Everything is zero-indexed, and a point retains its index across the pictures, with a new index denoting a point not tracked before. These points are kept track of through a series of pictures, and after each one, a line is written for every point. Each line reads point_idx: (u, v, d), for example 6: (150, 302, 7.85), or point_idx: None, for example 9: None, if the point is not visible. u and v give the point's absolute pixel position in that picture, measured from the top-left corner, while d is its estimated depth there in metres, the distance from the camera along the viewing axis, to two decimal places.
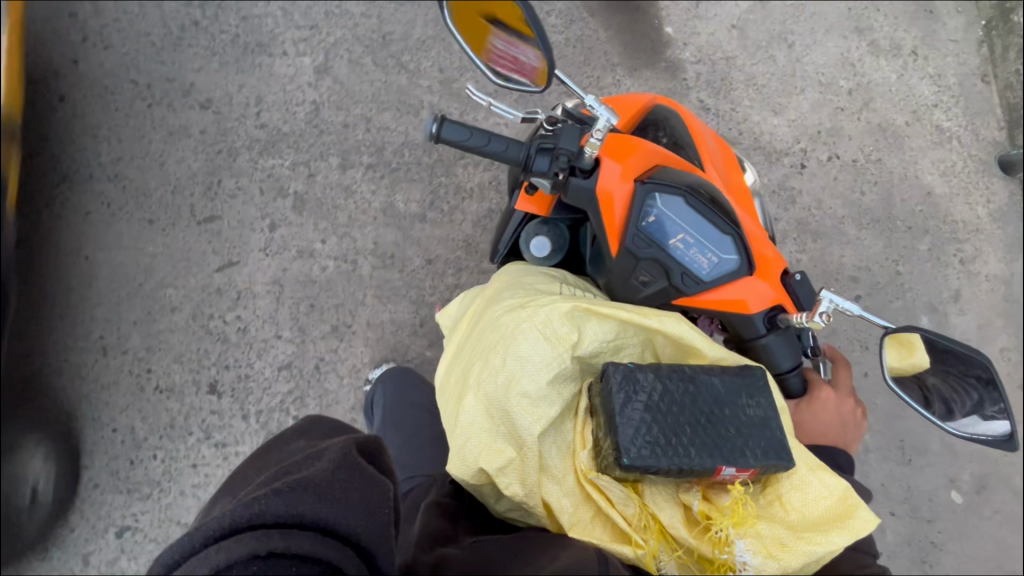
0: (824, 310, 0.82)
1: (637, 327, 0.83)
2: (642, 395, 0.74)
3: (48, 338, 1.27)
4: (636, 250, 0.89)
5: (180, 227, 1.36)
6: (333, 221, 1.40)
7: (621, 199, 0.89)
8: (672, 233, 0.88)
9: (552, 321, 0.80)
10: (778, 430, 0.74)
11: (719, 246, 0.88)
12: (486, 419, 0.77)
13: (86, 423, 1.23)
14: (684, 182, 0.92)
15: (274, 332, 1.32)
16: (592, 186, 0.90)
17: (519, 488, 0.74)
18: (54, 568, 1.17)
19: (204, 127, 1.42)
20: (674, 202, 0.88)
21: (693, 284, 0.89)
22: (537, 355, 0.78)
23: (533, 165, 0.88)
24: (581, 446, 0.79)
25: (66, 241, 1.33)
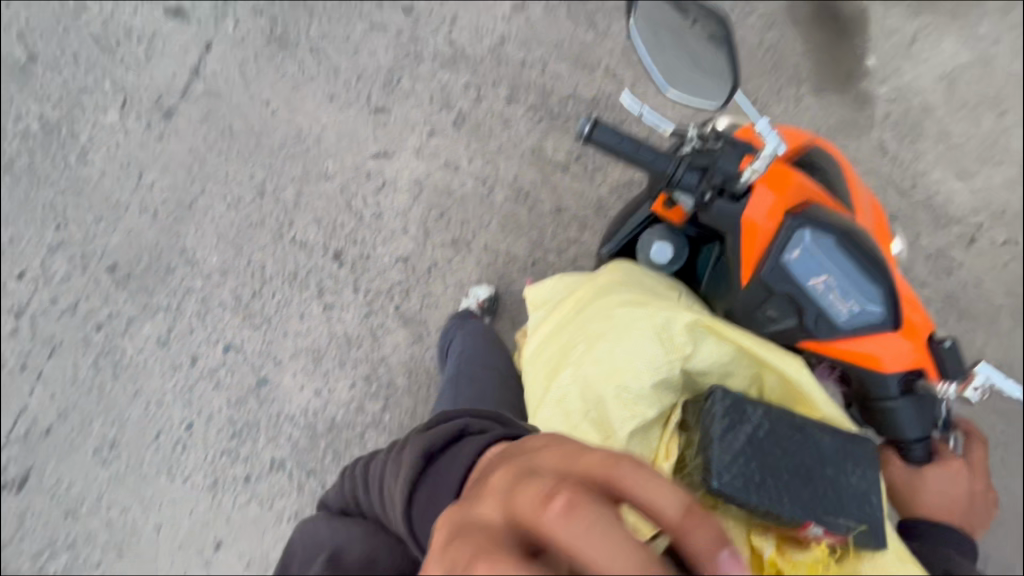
0: (978, 384, 0.79)
1: (756, 359, 0.76)
2: (746, 426, 0.70)
3: (222, 168, 1.44)
4: (772, 283, 0.80)
5: (353, 109, 1.49)
6: (484, 146, 1.48)
7: (766, 233, 0.81)
8: (818, 273, 0.78)
9: (671, 326, 0.76)
10: (879, 509, 0.67)
11: (867, 295, 0.78)
12: (581, 401, 0.76)
13: (230, 248, 1.39)
14: (842, 219, 0.82)
15: (402, 226, 1.42)
16: (741, 210, 0.82)
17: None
18: (167, 357, 1.33)
19: (400, 29, 1.53)
20: (828, 237, 0.77)
21: (826, 329, 0.80)
22: (647, 355, 0.75)
23: (680, 179, 0.83)
24: (663, 458, 0.73)
25: (259, 92, 1.49)
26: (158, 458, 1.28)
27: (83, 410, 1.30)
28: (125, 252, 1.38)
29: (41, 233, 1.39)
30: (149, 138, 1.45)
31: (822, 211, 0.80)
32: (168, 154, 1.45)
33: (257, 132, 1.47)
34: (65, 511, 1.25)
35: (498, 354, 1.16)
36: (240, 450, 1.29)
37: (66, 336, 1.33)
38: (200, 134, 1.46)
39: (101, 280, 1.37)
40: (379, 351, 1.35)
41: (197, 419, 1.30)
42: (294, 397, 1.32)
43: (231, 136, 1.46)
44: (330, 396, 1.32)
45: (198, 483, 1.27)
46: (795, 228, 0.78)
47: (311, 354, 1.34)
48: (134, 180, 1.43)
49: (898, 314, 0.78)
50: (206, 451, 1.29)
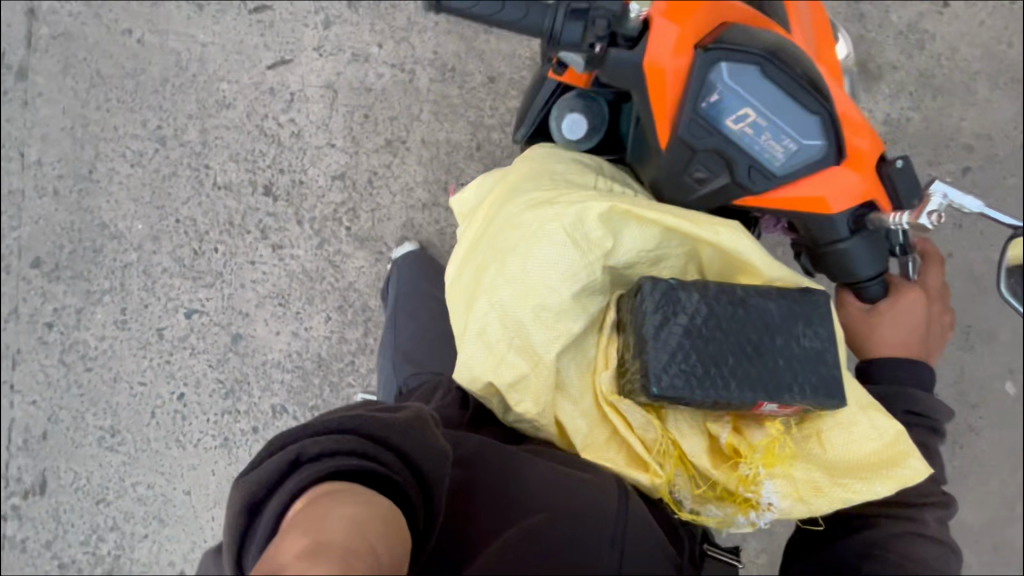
0: (934, 209, 0.67)
1: (684, 235, 0.67)
2: (682, 317, 0.63)
3: (109, 123, 1.27)
4: (694, 139, 0.68)
5: (231, 15, 1.27)
6: (391, 24, 1.28)
7: (674, 75, 0.66)
8: (740, 107, 0.65)
9: (585, 221, 0.65)
10: (834, 366, 0.62)
11: (802, 128, 0.66)
12: (499, 328, 0.64)
13: (152, 210, 1.27)
14: (763, 42, 0.67)
15: (328, 141, 1.28)
16: (639, 58, 0.67)
17: (531, 407, 0.65)
18: (132, 338, 1.28)
19: None
20: (746, 67, 0.65)
21: (762, 179, 0.69)
22: (562, 262, 0.64)
23: (562, 32, 0.64)
24: (602, 367, 0.68)
25: (116, 21, 1.26)
26: (162, 432, 1.29)
27: (70, 408, 1.28)
28: (43, 241, 1.27)
29: None
30: (13, 108, 1.26)
31: (739, 34, 0.67)
32: (43, 122, 1.26)
33: (133, 70, 1.27)
34: (94, 500, 1.29)
35: (435, 279, 1.17)
36: (238, 405, 1.29)
37: (22, 343, 1.27)
38: (69, 89, 1.27)
39: (31, 277, 1.27)
40: (343, 278, 1.29)
41: (186, 388, 1.29)
42: (273, 344, 1.28)
43: (104, 82, 1.27)
44: (309, 335, 1.29)
45: (211, 445, 1.29)
46: (708, 65, 0.65)
47: (276, 298, 1.28)
48: (19, 161, 1.26)
49: (840, 139, 0.67)
50: (206, 416, 1.29)
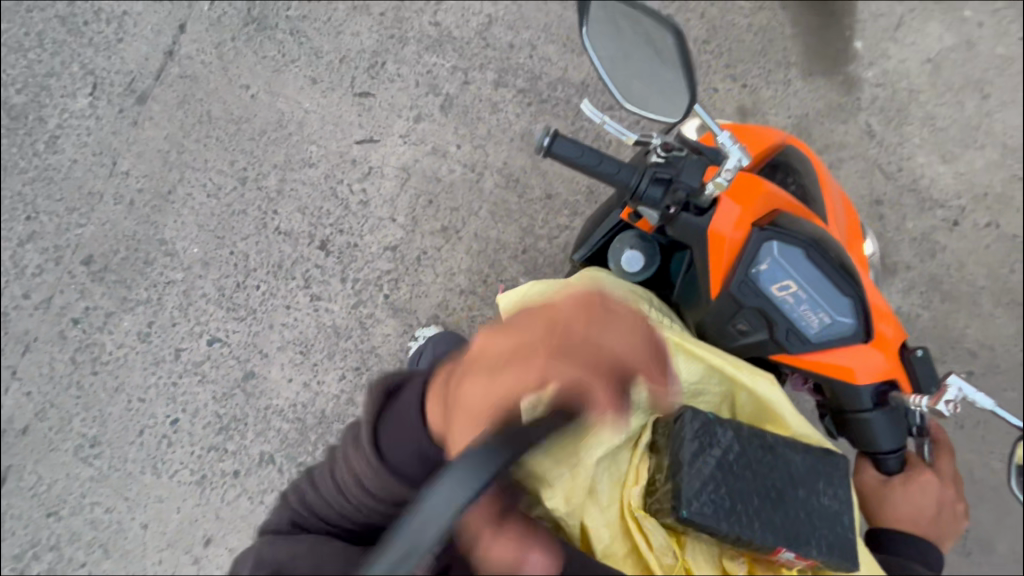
0: (951, 399, 0.72)
1: (723, 376, 0.73)
2: (717, 449, 0.66)
3: (201, 155, 1.39)
4: (742, 296, 0.75)
5: (337, 93, 1.45)
6: (472, 132, 1.44)
7: (733, 244, 0.76)
8: (785, 278, 0.73)
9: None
10: (851, 530, 0.65)
11: (839, 306, 0.74)
12: None
13: (211, 238, 1.35)
14: (807, 231, 0.77)
15: (390, 215, 1.39)
16: (706, 224, 0.77)
17: (562, 505, 0.65)
18: (149, 352, 1.29)
19: (385, 10, 1.48)
20: (794, 247, 0.73)
21: (798, 344, 0.75)
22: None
23: (645, 191, 0.73)
24: (630, 482, 0.69)
25: (238, 77, 1.44)
26: (142, 455, 1.25)
27: (61, 407, 1.26)
28: (100, 243, 1.33)
29: (11, 224, 1.34)
30: (122, 124, 1.39)
31: (787, 221, 0.78)
32: (143, 142, 1.39)
33: (237, 118, 1.42)
34: (47, 511, 1.22)
35: None
36: (228, 445, 1.26)
37: (41, 332, 1.29)
38: (176, 120, 1.40)
39: (76, 273, 1.31)
40: (369, 342, 1.32)
41: (182, 414, 1.27)
42: (282, 390, 1.29)
43: (209, 122, 1.41)
44: (320, 389, 1.29)
45: (185, 479, 1.24)
46: (761, 239, 0.75)
47: (299, 345, 1.31)
48: (108, 169, 1.37)
49: (869, 324, 0.74)
50: (192, 447, 1.26)
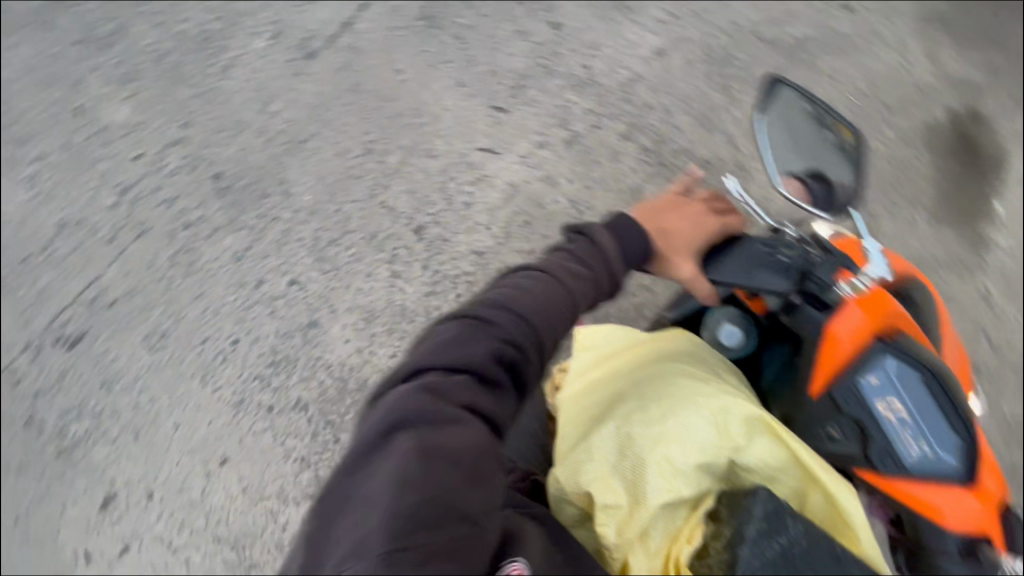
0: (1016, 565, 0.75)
1: (804, 470, 0.74)
2: (783, 537, 0.67)
3: (341, 118, 1.51)
4: (845, 402, 0.78)
5: (475, 101, 1.54)
6: (586, 172, 1.49)
7: (849, 347, 0.79)
8: (893, 398, 0.76)
9: (730, 415, 0.76)
10: None
11: (943, 442, 0.75)
12: (625, 452, 0.75)
13: (324, 192, 1.45)
14: (931, 361, 0.78)
15: (486, 223, 1.44)
16: (826, 321, 0.81)
17: (613, 535, 0.71)
18: (237, 273, 1.39)
19: (543, 41, 1.57)
20: (909, 370, 0.76)
21: (893, 466, 0.76)
22: (699, 434, 0.75)
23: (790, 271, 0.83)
24: (683, 540, 0.71)
25: (396, 62, 1.56)
26: (199, 361, 1.33)
27: (149, 294, 1.37)
28: (233, 166, 1.46)
29: (167, 126, 1.49)
30: (286, 72, 1.54)
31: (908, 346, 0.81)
32: (298, 93, 1.53)
33: (383, 96, 1.53)
34: (104, 381, 1.32)
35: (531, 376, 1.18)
36: (274, 380, 1.33)
37: (158, 224, 1.42)
38: (331, 82, 1.54)
39: (205, 185, 1.45)
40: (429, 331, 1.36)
41: (244, 337, 1.35)
42: (336, 347, 1.35)
43: (357, 92, 1.53)
44: (370, 358, 1.34)
45: (226, 397, 1.31)
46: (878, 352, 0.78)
47: (365, 313, 1.37)
48: (262, 106, 1.51)
49: (974, 469, 0.74)
50: (242, 370, 1.33)
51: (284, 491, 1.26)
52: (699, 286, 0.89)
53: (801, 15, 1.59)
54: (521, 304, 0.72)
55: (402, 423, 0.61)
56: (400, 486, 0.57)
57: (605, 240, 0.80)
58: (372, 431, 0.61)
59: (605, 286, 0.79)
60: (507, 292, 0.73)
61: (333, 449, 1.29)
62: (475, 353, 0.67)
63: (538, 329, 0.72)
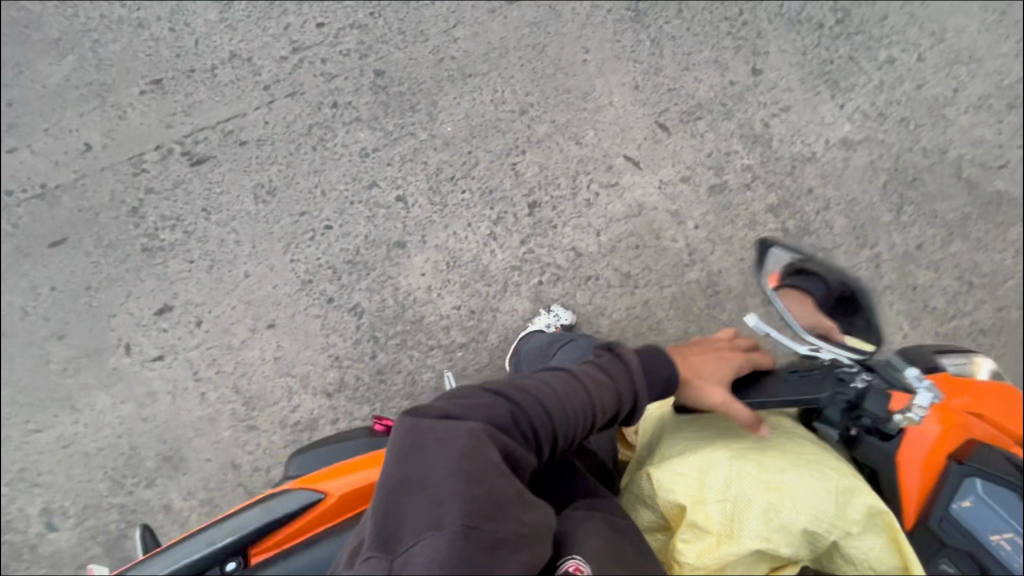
0: None
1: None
2: None
3: (511, 69, 1.48)
4: (943, 534, 0.67)
5: (643, 108, 1.46)
6: (718, 225, 1.40)
7: (922, 468, 0.72)
8: (998, 523, 0.64)
9: (853, 497, 0.70)
10: None
11: None
12: (726, 484, 0.73)
13: (465, 130, 1.44)
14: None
15: (598, 228, 1.39)
16: (893, 449, 0.77)
17: (691, 557, 0.70)
18: (355, 167, 1.41)
19: (737, 82, 1.48)
20: (1005, 488, 0.65)
21: None
22: (816, 501, 0.70)
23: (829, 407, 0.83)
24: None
25: (584, 39, 1.50)
26: (290, 228, 1.37)
27: (275, 151, 1.42)
28: (397, 69, 1.48)
29: (358, 9, 1.51)
30: (482, 4, 1.52)
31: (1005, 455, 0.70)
32: (483, 28, 1.51)
33: (559, 65, 1.49)
34: (205, 206, 1.38)
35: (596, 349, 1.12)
36: (345, 276, 1.35)
37: (310, 92, 1.46)
38: (518, 31, 1.51)
39: (366, 75, 1.47)
40: (499, 301, 1.34)
41: (336, 227, 1.38)
42: (409, 276, 1.35)
43: (537, 52, 1.49)
44: (434, 300, 1.34)
45: (298, 272, 1.35)
46: (959, 474, 0.68)
47: (449, 257, 1.36)
48: (446, 26, 1.50)
49: None
50: (320, 255, 1.36)
51: (308, 378, 1.29)
52: (737, 413, 0.85)
53: (1012, 170, 1.44)
54: (544, 392, 0.76)
55: (454, 432, 0.68)
56: (463, 478, 0.64)
57: (629, 355, 0.83)
58: (417, 446, 0.68)
59: (627, 398, 0.80)
60: (535, 377, 0.78)
61: (365, 364, 1.31)
62: (502, 412, 0.72)
63: (557, 414, 0.75)
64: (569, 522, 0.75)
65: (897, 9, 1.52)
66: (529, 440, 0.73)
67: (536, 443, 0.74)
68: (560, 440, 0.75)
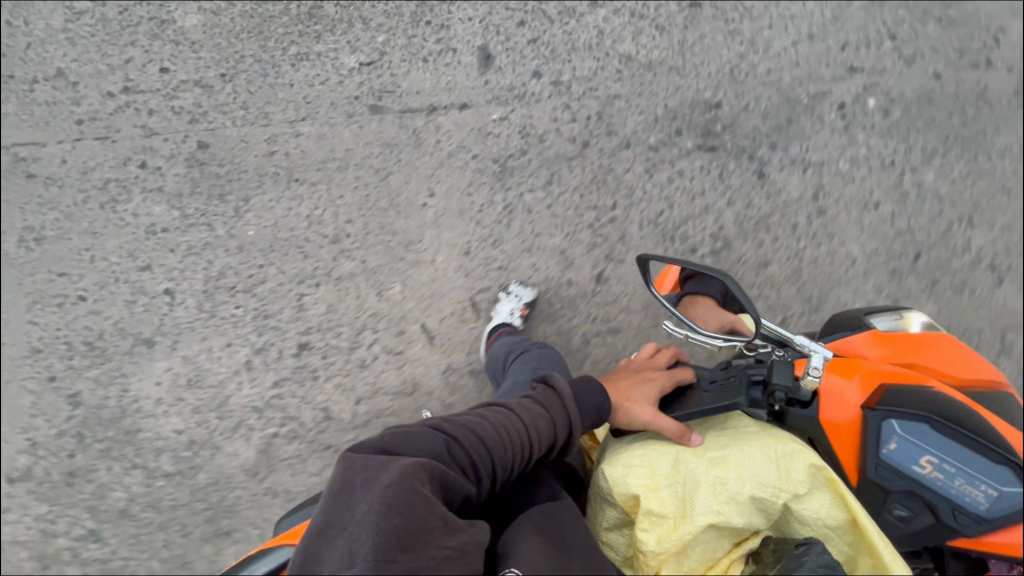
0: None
1: (862, 540, 0.75)
2: None
3: (343, 189, 1.33)
4: (883, 480, 0.77)
5: (463, 279, 1.31)
6: None
7: (849, 423, 0.80)
8: (921, 457, 0.75)
9: (794, 461, 0.79)
10: None
11: (990, 475, 0.72)
12: (668, 468, 0.81)
13: (265, 240, 1.30)
14: (940, 400, 0.78)
15: (361, 394, 1.26)
16: (815, 415, 0.83)
17: (652, 542, 0.76)
18: (132, 244, 1.29)
19: (574, 284, 1.33)
20: (916, 424, 0.76)
21: (968, 521, 0.73)
22: (758, 467, 0.79)
23: (748, 392, 0.88)
24: (718, 569, 0.77)
25: (435, 180, 1.35)
26: (41, 286, 1.27)
27: (60, 197, 1.30)
28: (223, 147, 1.34)
29: (214, 66, 1.37)
30: (341, 106, 1.36)
31: (906, 391, 0.80)
32: (332, 132, 1.35)
33: (397, 201, 1.33)
34: None
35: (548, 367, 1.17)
36: (77, 358, 1.24)
37: (121, 143, 1.32)
38: (369, 148, 1.35)
39: (189, 143, 1.33)
40: (224, 440, 1.23)
41: (88, 300, 1.26)
42: (142, 380, 1.24)
43: (378, 177, 1.34)
44: (158, 415, 1.23)
45: (30, 337, 1.25)
46: (878, 420, 0.78)
47: (191, 374, 1.25)
48: (294, 116, 1.36)
49: None
50: (60, 326, 1.25)
51: None
52: (666, 426, 0.88)
53: None
54: (482, 427, 0.83)
55: (384, 468, 0.71)
56: (386, 510, 0.66)
57: (560, 383, 0.91)
58: (351, 483, 0.71)
59: (562, 429, 0.87)
60: (473, 412, 0.86)
61: (61, 460, 1.21)
62: (440, 445, 0.79)
63: (495, 447, 0.82)
64: (519, 534, 0.78)
65: (783, 258, 1.36)
66: (467, 473, 0.80)
67: (475, 474, 0.81)
68: (499, 471, 0.83)
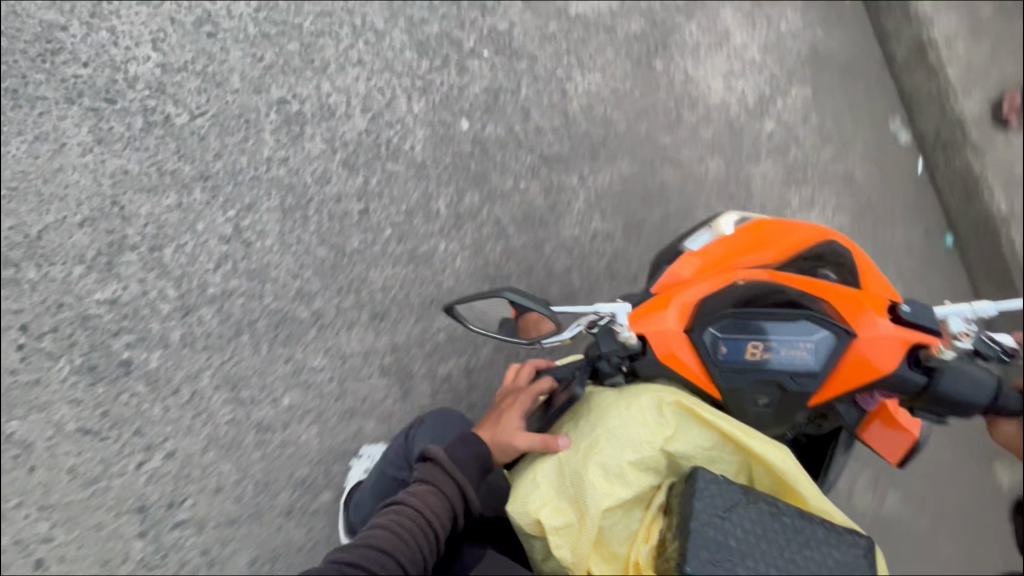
0: None
1: (740, 445, 0.75)
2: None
3: None
4: (731, 382, 0.81)
5: None
6: None
7: (683, 347, 0.82)
8: (744, 346, 0.80)
9: (652, 410, 0.75)
10: None
11: (812, 340, 0.79)
12: (556, 472, 0.74)
13: None
14: (743, 297, 0.84)
15: None
16: (654, 355, 0.83)
17: (569, 556, 0.70)
18: None
19: None
20: (726, 321, 0.81)
21: (812, 381, 0.80)
22: (629, 429, 0.73)
23: (604, 372, 0.86)
24: (641, 541, 0.71)
25: None
26: None
27: None
28: None
29: None
30: None
31: (710, 303, 0.84)
32: None
33: None
34: None
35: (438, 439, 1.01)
36: None
37: None
38: None
39: None
40: None
41: None
42: None
43: None
44: None
45: None
46: (701, 333, 0.82)
47: None
48: None
49: (845, 324, 0.80)
50: None
51: None
52: (535, 438, 0.82)
53: None
54: (377, 532, 0.74)
55: None
56: None
57: (435, 451, 0.83)
58: None
59: (458, 497, 0.80)
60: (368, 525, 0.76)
61: None
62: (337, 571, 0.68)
63: (393, 546, 0.73)
64: None
65: None
66: None
67: None
68: (412, 567, 0.73)
